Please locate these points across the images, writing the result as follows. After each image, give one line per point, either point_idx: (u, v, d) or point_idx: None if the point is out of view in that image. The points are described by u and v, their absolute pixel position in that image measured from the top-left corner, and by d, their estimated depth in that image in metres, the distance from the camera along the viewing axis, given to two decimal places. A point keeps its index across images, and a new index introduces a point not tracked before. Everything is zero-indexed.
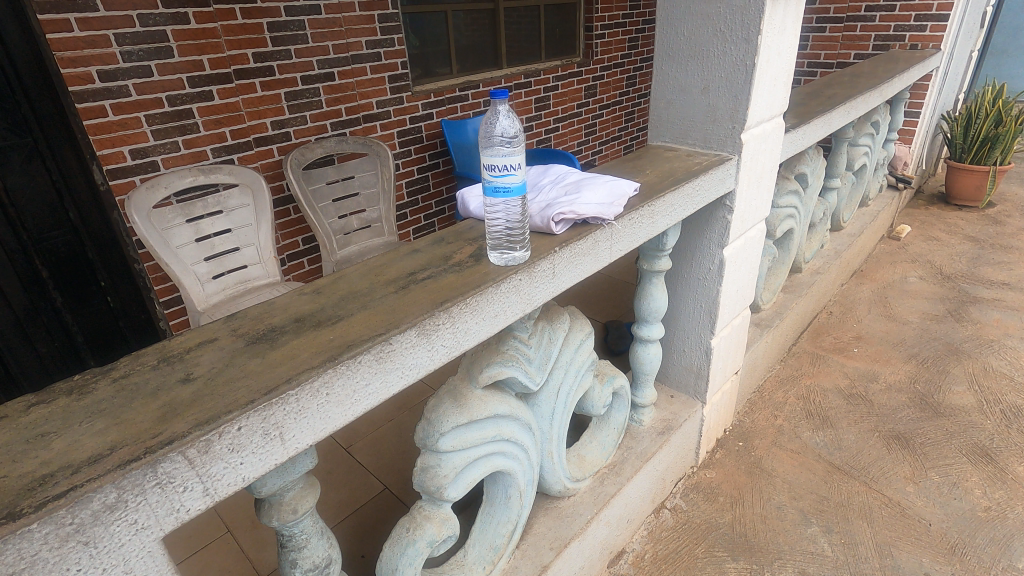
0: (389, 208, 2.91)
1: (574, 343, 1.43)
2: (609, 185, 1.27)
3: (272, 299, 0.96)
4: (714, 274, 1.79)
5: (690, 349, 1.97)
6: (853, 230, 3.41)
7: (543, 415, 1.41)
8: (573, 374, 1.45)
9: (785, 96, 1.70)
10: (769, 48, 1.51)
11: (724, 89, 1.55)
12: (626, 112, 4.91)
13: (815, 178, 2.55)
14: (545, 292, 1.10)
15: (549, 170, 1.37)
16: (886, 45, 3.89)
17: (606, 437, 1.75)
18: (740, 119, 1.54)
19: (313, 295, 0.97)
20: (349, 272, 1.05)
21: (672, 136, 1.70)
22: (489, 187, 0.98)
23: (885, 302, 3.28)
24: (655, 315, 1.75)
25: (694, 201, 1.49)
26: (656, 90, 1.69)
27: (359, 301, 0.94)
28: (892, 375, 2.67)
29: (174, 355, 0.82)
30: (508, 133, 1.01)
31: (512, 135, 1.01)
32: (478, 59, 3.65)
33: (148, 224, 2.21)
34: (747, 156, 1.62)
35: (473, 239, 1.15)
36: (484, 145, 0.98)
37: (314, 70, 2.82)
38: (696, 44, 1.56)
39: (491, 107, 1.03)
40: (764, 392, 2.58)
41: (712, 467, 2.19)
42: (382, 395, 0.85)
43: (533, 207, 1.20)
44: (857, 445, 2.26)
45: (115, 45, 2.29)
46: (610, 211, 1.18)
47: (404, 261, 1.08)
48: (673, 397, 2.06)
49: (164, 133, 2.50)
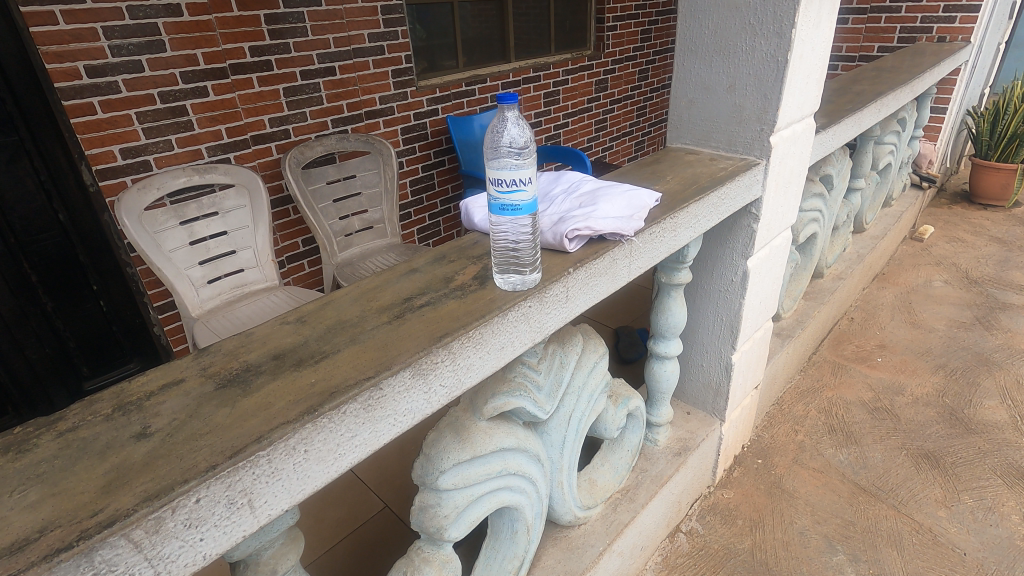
0: (392, 208, 2.81)
1: (587, 366, 1.31)
2: (627, 196, 1.16)
3: (250, 329, 0.86)
4: (736, 286, 1.67)
5: (709, 365, 1.85)
6: (876, 232, 3.26)
7: (553, 444, 1.30)
8: (586, 400, 1.33)
9: (818, 94, 1.56)
10: (804, 43, 1.37)
11: (753, 88, 1.42)
12: (638, 106, 4.76)
13: (840, 180, 2.41)
14: (557, 320, 0.99)
15: (560, 178, 1.25)
16: (911, 37, 3.73)
17: (619, 461, 1.64)
18: (769, 120, 1.42)
19: (296, 325, 0.87)
20: (338, 295, 0.94)
21: (693, 137, 1.58)
22: (496, 205, 0.85)
23: (909, 307, 3.14)
24: (674, 331, 1.63)
25: (718, 212, 1.37)
26: (676, 88, 1.57)
27: (347, 333, 0.83)
28: (919, 387, 2.53)
29: (132, 402, 0.71)
30: (519, 145, 0.88)
31: (523, 145, 0.88)
32: (485, 52, 3.51)
33: (139, 227, 2.11)
34: (776, 160, 1.50)
35: (478, 257, 1.04)
36: (489, 155, 0.86)
37: (314, 65, 2.68)
38: (722, 39, 1.42)
39: (498, 113, 0.89)
40: (784, 405, 2.46)
41: (730, 487, 2.08)
42: (371, 446, 0.74)
43: (545, 221, 1.08)
44: (884, 464, 2.14)
45: (104, 39, 2.10)
46: (630, 226, 1.06)
47: (400, 283, 0.97)
48: (689, 414, 1.94)
49: (156, 131, 2.31)
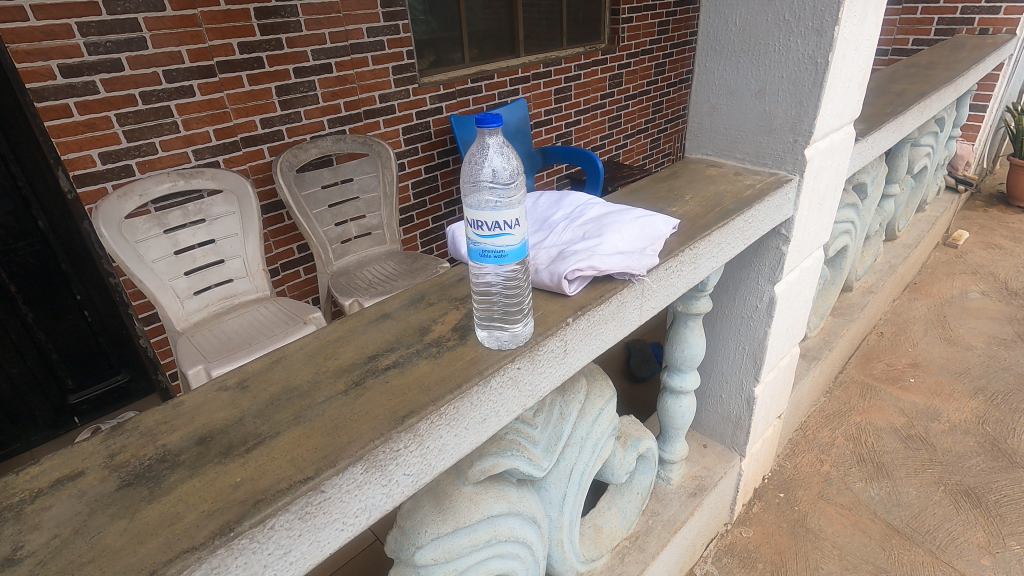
0: (391, 213, 2.66)
1: (591, 414, 1.15)
2: (640, 223, 0.99)
3: (179, 398, 0.71)
4: (761, 313, 1.49)
5: (729, 396, 1.68)
6: (908, 240, 3.05)
7: (552, 500, 1.14)
8: (590, 450, 1.17)
9: (859, 99, 1.38)
10: (847, 42, 1.18)
11: (786, 93, 1.24)
12: (654, 102, 4.54)
13: (875, 188, 2.21)
14: (554, 378, 0.83)
15: (563, 201, 1.09)
16: (950, 29, 3.48)
17: (627, 504, 1.48)
18: (804, 130, 1.24)
19: (236, 392, 0.72)
20: (292, 350, 0.79)
21: (715, 148, 1.41)
22: (476, 250, 0.70)
23: (944, 322, 2.92)
24: (690, 364, 1.46)
25: (745, 237, 1.19)
26: (697, 91, 1.39)
27: (293, 408, 0.68)
28: (957, 413, 2.34)
29: (11, 508, 0.57)
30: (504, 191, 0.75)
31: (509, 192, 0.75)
32: (493, 46, 3.33)
33: (119, 237, 1.99)
34: (811, 175, 1.31)
35: (461, 300, 0.89)
36: (467, 194, 0.71)
37: (308, 62, 2.53)
38: (751, 37, 1.25)
39: (477, 139, 0.74)
40: (808, 431, 2.28)
41: (750, 524, 1.91)
42: (311, 560, 0.60)
43: (542, 256, 0.92)
44: (920, 502, 1.96)
45: (79, 36, 1.97)
46: (642, 264, 0.90)
47: (367, 334, 0.82)
48: (705, 448, 1.78)
49: (138, 134, 2.18)
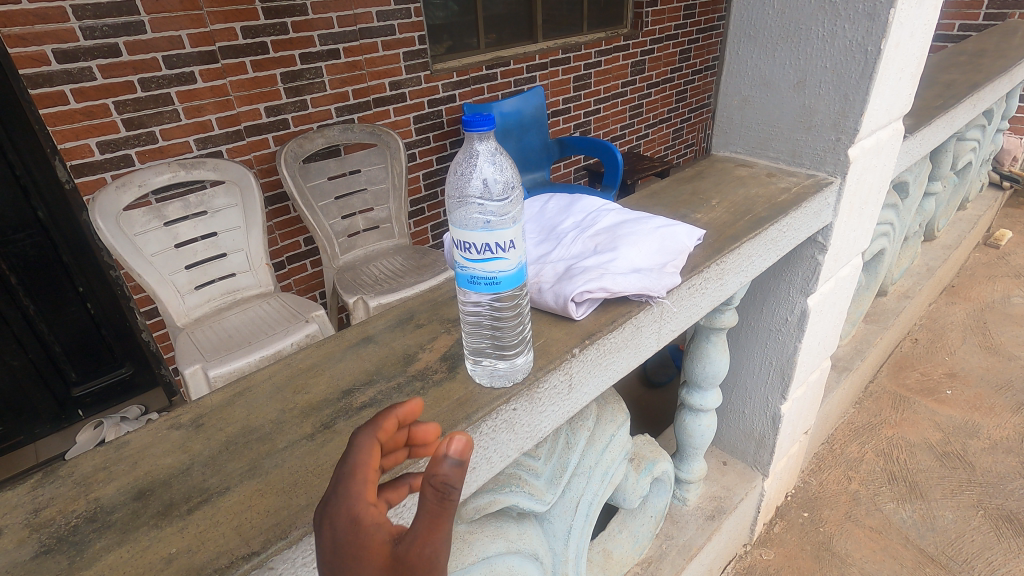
0: (400, 207, 2.57)
1: (601, 441, 1.04)
2: (660, 234, 0.87)
3: (126, 436, 0.63)
4: (791, 327, 1.36)
5: (753, 413, 1.56)
6: (947, 241, 2.86)
7: (556, 534, 1.04)
8: (599, 479, 1.06)
9: (911, 92, 1.22)
10: (903, 27, 1.04)
11: (829, 85, 1.10)
12: (677, 91, 4.36)
13: (916, 187, 2.04)
14: (557, 415, 0.73)
15: (574, 206, 0.98)
16: (1001, 14, 3.24)
17: (640, 528, 1.37)
18: (848, 128, 1.10)
19: (189, 432, 0.63)
20: (260, 379, 0.70)
21: (745, 145, 1.28)
22: (465, 276, 0.59)
23: (984, 328, 2.74)
24: (712, 382, 1.34)
25: (779, 248, 1.07)
26: (727, 82, 1.26)
27: (249, 456, 0.59)
28: (998, 429, 2.18)
29: None
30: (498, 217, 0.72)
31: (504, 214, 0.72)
32: (510, 31, 3.19)
33: (116, 230, 1.92)
34: (854, 177, 1.18)
35: (454, 322, 0.78)
36: (454, 215, 0.62)
37: (316, 47, 2.43)
38: (790, 23, 1.11)
39: (466, 145, 0.69)
40: (835, 445, 2.14)
41: (771, 545, 1.80)
42: None
43: (546, 272, 0.81)
44: (957, 527, 1.83)
45: (74, 20, 1.89)
46: (661, 284, 0.78)
47: (344, 363, 0.72)
48: (725, 465, 1.67)
49: (138, 122, 2.11)
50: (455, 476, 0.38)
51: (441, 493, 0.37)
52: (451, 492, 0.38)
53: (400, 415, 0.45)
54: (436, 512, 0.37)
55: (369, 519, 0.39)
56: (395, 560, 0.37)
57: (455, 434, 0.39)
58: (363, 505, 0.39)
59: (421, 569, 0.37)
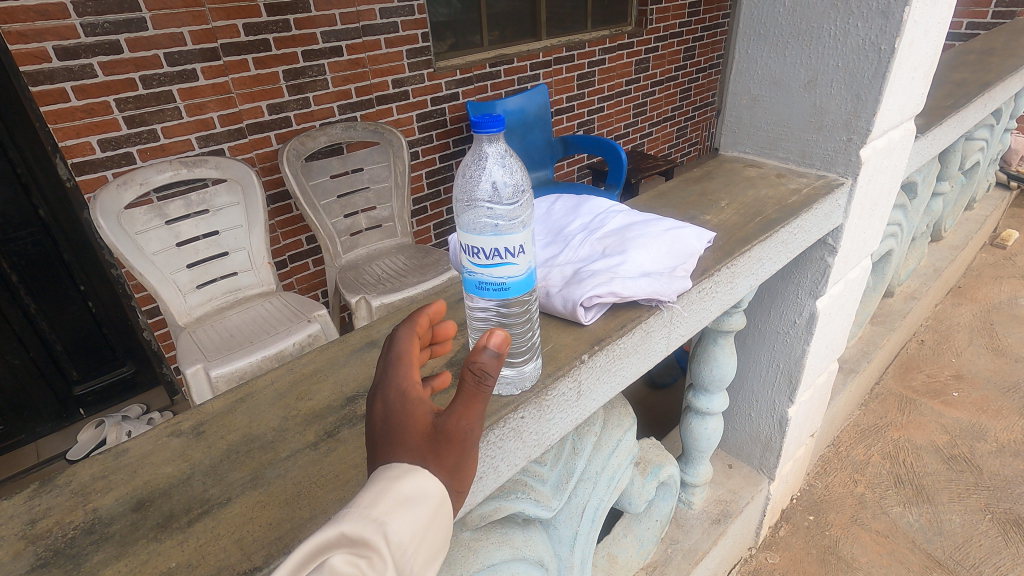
0: (402, 205, 2.55)
1: (608, 446, 1.03)
2: (670, 236, 0.85)
3: (125, 444, 0.61)
4: (800, 329, 1.35)
5: (759, 416, 1.54)
6: (954, 241, 2.84)
7: (562, 540, 1.02)
8: (605, 485, 1.04)
9: (923, 91, 1.20)
10: (917, 25, 1.02)
11: (841, 84, 1.08)
12: (682, 89, 4.33)
13: (925, 187, 2.01)
14: (565, 423, 0.71)
15: (581, 207, 0.96)
16: (1010, 12, 3.21)
17: (645, 533, 1.35)
18: (860, 128, 1.08)
19: (189, 440, 0.61)
20: (262, 385, 0.69)
21: (753, 145, 1.26)
22: (474, 282, 0.58)
23: (991, 330, 2.72)
24: (719, 385, 1.33)
25: (789, 250, 1.05)
26: (736, 81, 1.24)
27: (251, 465, 0.57)
28: (1005, 432, 2.16)
29: None
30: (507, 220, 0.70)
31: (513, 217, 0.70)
32: (513, 28, 3.16)
33: (117, 228, 1.90)
34: (865, 178, 1.16)
35: (460, 326, 0.77)
36: (463, 219, 0.60)
37: (318, 45, 2.41)
38: (802, 21, 1.09)
39: (475, 146, 0.68)
40: (841, 447, 2.12)
41: (776, 549, 1.78)
42: None
43: (553, 276, 0.79)
44: (964, 531, 1.81)
45: (75, 17, 1.87)
46: (671, 288, 0.77)
47: (348, 368, 0.70)
48: (731, 468, 1.65)
49: (139, 120, 2.09)
50: (491, 364, 0.44)
51: (477, 376, 0.44)
52: (486, 379, 0.44)
53: (429, 319, 0.56)
54: (471, 390, 0.44)
55: (413, 393, 0.47)
56: (432, 429, 0.44)
57: (491, 332, 0.46)
58: (409, 380, 0.48)
59: (454, 439, 0.44)
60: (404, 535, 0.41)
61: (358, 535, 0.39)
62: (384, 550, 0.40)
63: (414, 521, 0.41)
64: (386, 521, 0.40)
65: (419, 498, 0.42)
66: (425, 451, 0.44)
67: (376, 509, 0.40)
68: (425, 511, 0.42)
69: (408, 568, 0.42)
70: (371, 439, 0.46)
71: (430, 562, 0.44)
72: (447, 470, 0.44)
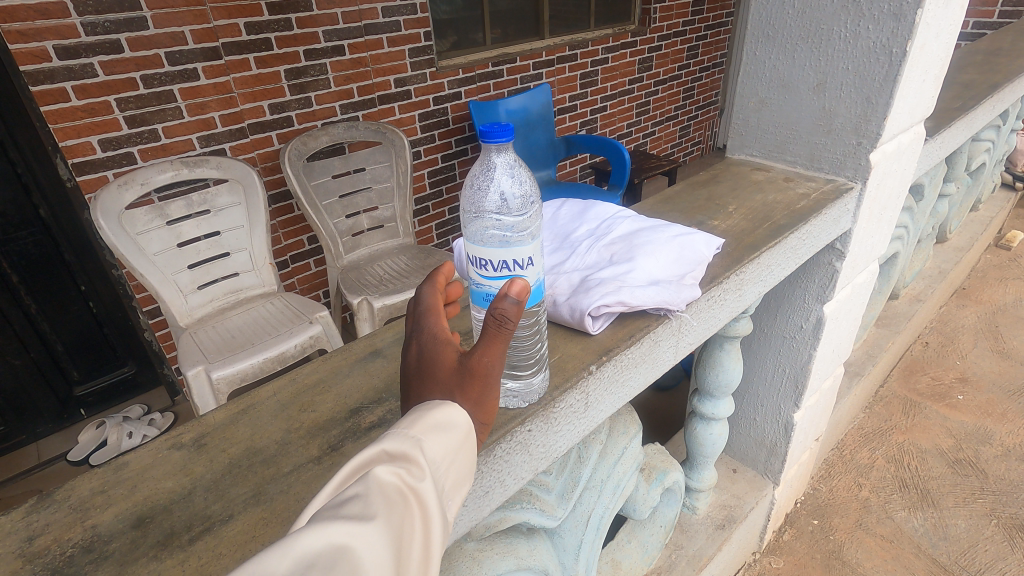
0: (404, 206, 2.54)
1: (614, 453, 1.02)
2: (678, 243, 0.84)
3: (126, 457, 0.60)
4: (807, 334, 1.33)
5: (765, 420, 1.53)
6: (959, 242, 2.82)
7: (567, 548, 1.01)
8: (611, 492, 1.03)
9: (934, 94, 1.18)
10: (929, 28, 1.00)
11: (851, 87, 1.06)
12: (685, 88, 4.31)
13: (931, 189, 1.99)
14: (572, 435, 0.70)
15: (588, 213, 0.94)
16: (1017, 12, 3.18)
17: (649, 538, 1.34)
18: (871, 131, 1.06)
19: (191, 453, 0.60)
20: (265, 395, 0.68)
21: (761, 148, 1.25)
22: (482, 294, 0.57)
23: (996, 332, 2.70)
24: (725, 391, 1.31)
25: (798, 256, 1.04)
26: (744, 83, 1.23)
27: (254, 481, 0.56)
28: (1011, 436, 2.15)
29: None
30: (515, 229, 0.66)
31: (521, 226, 0.67)
32: (516, 26, 3.14)
33: (117, 229, 1.89)
34: (875, 182, 1.14)
35: (465, 335, 0.76)
36: (471, 230, 0.60)
37: (320, 44, 2.39)
38: (812, 22, 1.07)
39: (483, 158, 0.68)
40: (845, 451, 2.11)
41: (780, 553, 1.77)
42: None
43: (561, 284, 0.78)
44: (969, 536, 1.80)
45: (76, 15, 1.86)
46: (681, 297, 0.75)
47: (352, 379, 0.69)
48: (735, 473, 1.64)
49: (140, 119, 2.08)
50: (512, 310, 0.47)
51: (497, 320, 0.47)
52: (506, 324, 0.47)
53: (450, 281, 0.61)
54: (493, 331, 0.47)
55: (445, 337, 0.53)
56: (458, 365, 0.50)
57: (514, 282, 0.49)
58: (440, 327, 0.54)
59: (477, 375, 0.49)
60: (437, 456, 0.45)
61: (397, 449, 0.43)
62: (421, 463, 0.44)
63: (445, 444, 0.46)
64: (422, 440, 0.45)
65: (447, 425, 0.47)
66: (453, 385, 0.50)
67: (413, 429, 0.45)
68: (454, 436, 0.47)
69: (439, 488, 0.45)
70: (408, 377, 0.53)
71: (457, 491, 0.48)
72: (471, 402, 0.50)
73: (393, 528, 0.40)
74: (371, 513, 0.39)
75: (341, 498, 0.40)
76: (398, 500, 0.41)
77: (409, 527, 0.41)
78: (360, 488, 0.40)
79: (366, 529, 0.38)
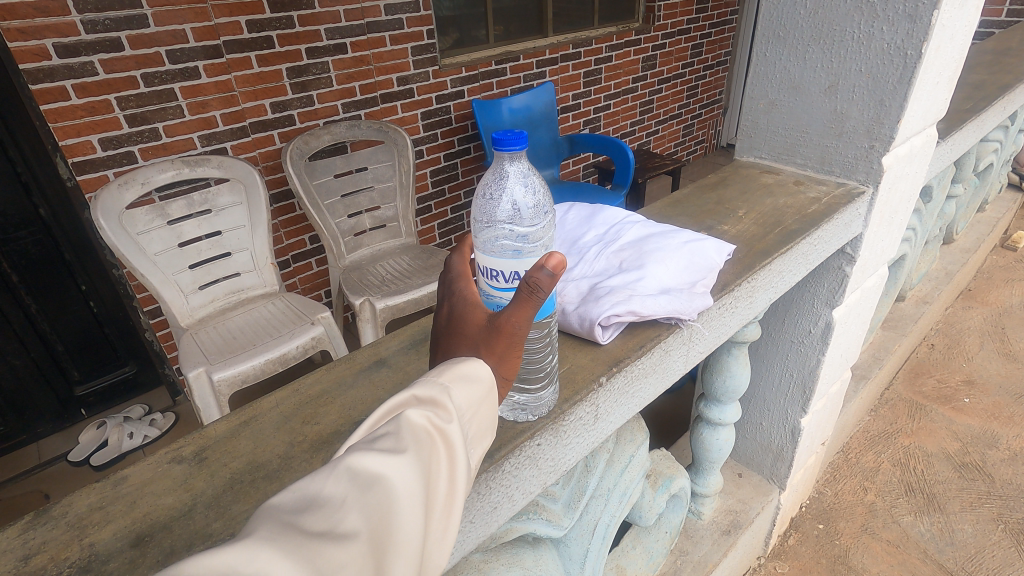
0: (406, 205, 2.52)
1: (620, 461, 1.00)
2: (688, 250, 0.82)
3: (125, 472, 0.59)
4: (815, 339, 1.31)
5: (771, 425, 1.51)
6: (966, 244, 2.80)
7: (572, 557, 0.99)
8: (617, 500, 1.01)
9: (948, 96, 1.16)
10: (945, 29, 0.98)
11: (864, 89, 1.04)
12: (688, 86, 4.28)
13: (940, 191, 1.97)
14: (581, 447, 0.68)
15: (595, 218, 0.92)
16: None
17: (654, 544, 1.32)
18: (883, 135, 1.04)
19: (191, 467, 0.59)
20: (267, 407, 0.66)
21: (770, 151, 1.23)
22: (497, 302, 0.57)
23: (1002, 334, 2.68)
24: (732, 396, 1.30)
25: (809, 262, 1.02)
26: (753, 84, 1.21)
27: (256, 497, 0.55)
28: (1017, 440, 2.13)
29: None
30: (528, 241, 0.67)
31: (535, 238, 0.68)
32: (520, 24, 3.11)
33: (118, 229, 1.87)
34: (887, 186, 1.12)
35: None
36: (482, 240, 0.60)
37: (322, 42, 2.37)
38: (824, 23, 1.05)
39: (496, 165, 0.67)
40: (850, 454, 2.09)
41: (785, 558, 1.76)
42: None
43: (569, 292, 0.76)
44: (976, 542, 1.78)
45: (76, 13, 1.84)
46: (692, 306, 0.74)
47: (357, 389, 0.68)
48: (740, 477, 1.63)
49: (141, 118, 2.06)
50: (547, 281, 0.46)
51: (528, 287, 0.46)
52: (539, 293, 0.46)
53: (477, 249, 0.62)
54: (524, 295, 0.47)
55: (475, 298, 0.54)
56: (487, 324, 0.50)
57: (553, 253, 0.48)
58: (472, 290, 0.54)
59: (503, 333, 0.49)
60: (463, 405, 0.45)
61: (426, 394, 0.44)
62: (449, 408, 0.44)
63: (469, 394, 0.46)
64: (449, 387, 0.45)
65: (473, 376, 0.47)
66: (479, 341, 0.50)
67: (441, 377, 0.46)
68: (478, 389, 0.47)
69: (466, 435, 0.45)
70: (439, 333, 0.54)
71: (482, 441, 0.48)
72: (495, 358, 0.50)
73: (422, 462, 0.41)
74: (402, 448, 0.40)
75: (373, 435, 0.41)
76: (426, 439, 0.42)
77: (437, 464, 0.42)
78: (391, 426, 0.41)
79: (399, 461, 0.39)
